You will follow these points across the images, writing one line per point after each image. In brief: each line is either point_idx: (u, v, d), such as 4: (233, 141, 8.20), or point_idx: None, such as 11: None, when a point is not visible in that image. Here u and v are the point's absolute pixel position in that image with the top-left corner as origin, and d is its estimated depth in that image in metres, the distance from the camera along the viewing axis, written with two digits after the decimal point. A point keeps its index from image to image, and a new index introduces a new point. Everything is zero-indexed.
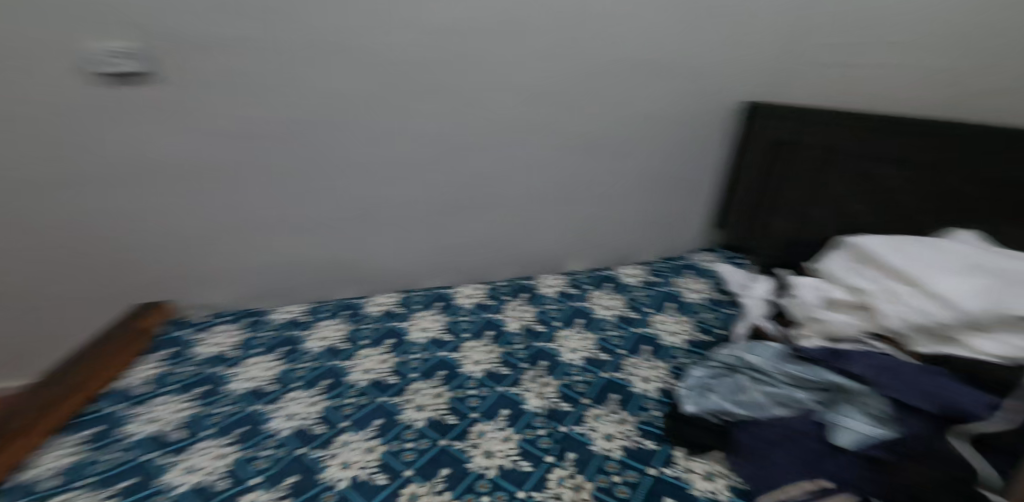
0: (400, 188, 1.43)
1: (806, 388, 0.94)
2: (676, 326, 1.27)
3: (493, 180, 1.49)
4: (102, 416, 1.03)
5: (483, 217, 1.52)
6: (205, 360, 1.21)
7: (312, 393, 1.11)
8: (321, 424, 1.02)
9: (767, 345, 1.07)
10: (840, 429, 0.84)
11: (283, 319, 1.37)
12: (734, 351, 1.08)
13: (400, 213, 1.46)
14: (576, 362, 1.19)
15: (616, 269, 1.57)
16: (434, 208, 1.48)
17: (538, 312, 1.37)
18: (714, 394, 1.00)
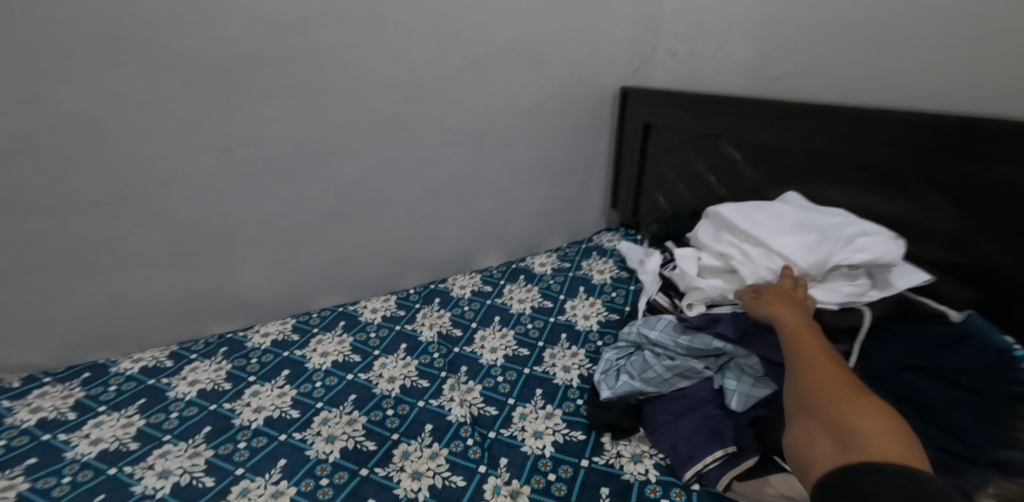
0: (269, 201, 1.21)
1: (699, 358, 0.98)
2: (590, 309, 1.27)
3: (377, 180, 1.30)
4: None
5: (371, 223, 1.34)
6: (31, 428, 1.02)
7: (196, 443, 0.98)
8: (211, 476, 0.92)
9: (658, 318, 1.07)
10: (731, 391, 0.90)
11: (148, 371, 1.17)
12: (636, 328, 1.08)
13: (270, 225, 1.24)
14: (497, 363, 1.15)
15: (526, 259, 1.54)
16: (313, 217, 1.27)
17: (451, 313, 1.31)
18: (625, 374, 1.03)
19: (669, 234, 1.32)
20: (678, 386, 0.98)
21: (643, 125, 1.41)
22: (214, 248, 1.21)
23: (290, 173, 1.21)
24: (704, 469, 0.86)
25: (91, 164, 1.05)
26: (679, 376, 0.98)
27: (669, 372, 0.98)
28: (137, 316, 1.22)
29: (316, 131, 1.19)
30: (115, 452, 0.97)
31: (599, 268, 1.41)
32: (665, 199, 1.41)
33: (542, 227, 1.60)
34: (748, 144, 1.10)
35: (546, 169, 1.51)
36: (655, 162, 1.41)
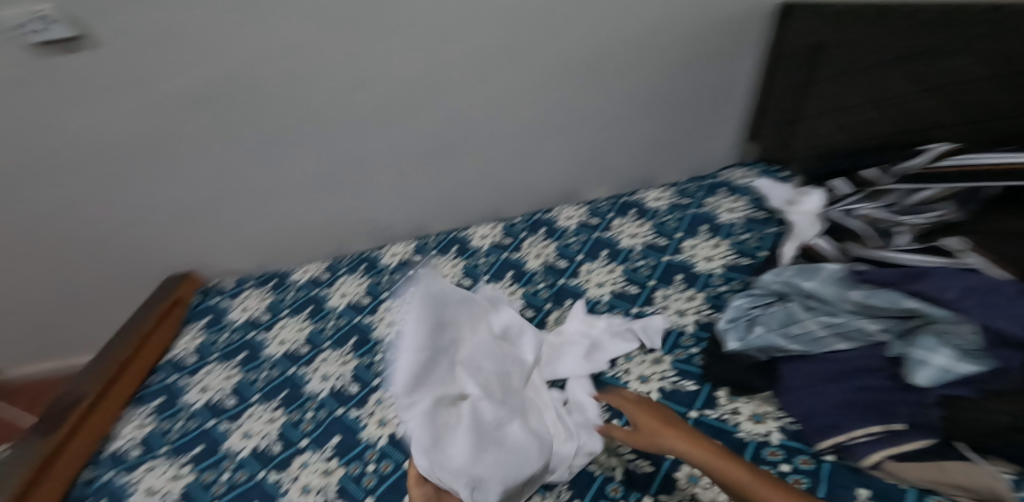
0: (368, 146, 1.18)
1: (874, 320, 0.80)
2: (713, 251, 1.11)
3: (475, 122, 1.19)
4: (166, 388, 1.11)
5: (473, 156, 1.24)
6: (242, 325, 1.21)
7: (344, 350, 1.09)
8: (358, 384, 1.02)
9: (819, 268, 0.89)
10: (918, 362, 0.72)
11: (301, 283, 1.29)
12: (783, 277, 0.92)
13: (374, 160, 1.20)
14: (602, 300, 1.07)
15: (640, 191, 1.34)
16: (417, 153, 1.21)
17: (559, 243, 1.22)
18: (760, 326, 0.89)
19: (845, 169, 1.07)
20: (834, 349, 0.82)
21: (812, 34, 1.09)
22: (325, 186, 1.23)
23: (388, 108, 1.12)
24: (848, 442, 0.74)
25: (212, 115, 1.09)
26: (837, 336, 0.82)
27: (824, 329, 0.83)
28: (265, 243, 1.32)
29: (410, 66, 1.07)
30: (292, 354, 1.11)
31: (730, 206, 1.20)
32: (838, 129, 1.10)
33: (665, 159, 1.38)
34: (950, 55, 0.88)
35: (673, 97, 1.26)
36: (826, 87, 1.10)
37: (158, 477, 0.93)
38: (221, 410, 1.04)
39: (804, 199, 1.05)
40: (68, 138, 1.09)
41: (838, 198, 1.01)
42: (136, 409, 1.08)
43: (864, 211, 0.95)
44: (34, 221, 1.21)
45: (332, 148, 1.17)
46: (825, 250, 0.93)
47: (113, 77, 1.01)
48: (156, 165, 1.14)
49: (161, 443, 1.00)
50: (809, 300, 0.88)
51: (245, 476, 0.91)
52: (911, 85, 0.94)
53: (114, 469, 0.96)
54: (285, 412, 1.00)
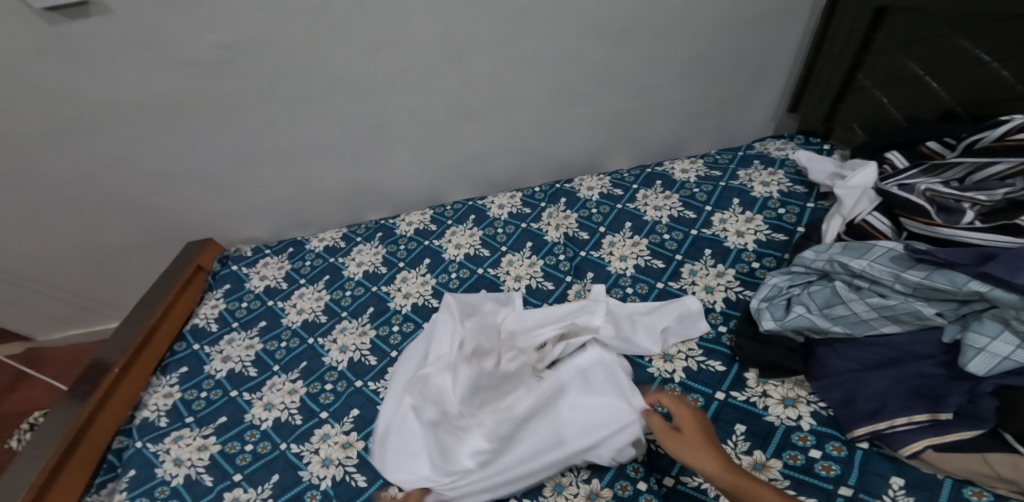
0: (385, 110, 1.13)
1: (928, 302, 0.77)
2: (745, 226, 1.06)
3: (499, 85, 1.12)
4: (189, 358, 1.10)
5: (494, 121, 1.19)
6: (261, 294, 1.20)
7: (360, 321, 1.08)
8: (375, 355, 1.01)
9: (869, 246, 0.84)
10: (976, 348, 0.70)
11: (316, 251, 1.26)
12: (828, 256, 0.87)
13: (393, 126, 1.16)
14: (626, 273, 1.03)
15: (667, 160, 1.28)
16: (437, 119, 1.16)
17: (581, 214, 1.17)
18: (799, 306, 0.86)
19: (899, 141, 0.98)
20: (882, 331, 0.80)
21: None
22: (341, 152, 1.20)
23: (408, 72, 1.07)
24: (888, 430, 0.73)
25: (223, 76, 1.03)
26: (886, 318, 0.80)
27: (871, 311, 0.80)
28: (278, 208, 1.29)
29: (433, 27, 1.01)
30: (310, 323, 1.10)
31: (764, 178, 1.14)
32: (896, 98, 1.01)
33: (696, 126, 1.30)
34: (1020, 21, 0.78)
35: (709, 63, 1.18)
36: (886, 53, 1.01)
37: (185, 447, 0.94)
38: (243, 379, 1.04)
39: (855, 172, 0.97)
40: (75, 108, 1.04)
41: (892, 172, 0.94)
42: (162, 378, 1.08)
43: (923, 187, 0.87)
44: (44, 191, 1.17)
45: (350, 113, 1.12)
46: (879, 227, 0.88)
47: (118, 43, 0.96)
48: (169, 133, 1.10)
49: (187, 413, 1.00)
50: (855, 280, 0.84)
51: (269, 447, 0.91)
52: (982, 53, 0.84)
53: (143, 438, 0.97)
54: (304, 384, 1.00)
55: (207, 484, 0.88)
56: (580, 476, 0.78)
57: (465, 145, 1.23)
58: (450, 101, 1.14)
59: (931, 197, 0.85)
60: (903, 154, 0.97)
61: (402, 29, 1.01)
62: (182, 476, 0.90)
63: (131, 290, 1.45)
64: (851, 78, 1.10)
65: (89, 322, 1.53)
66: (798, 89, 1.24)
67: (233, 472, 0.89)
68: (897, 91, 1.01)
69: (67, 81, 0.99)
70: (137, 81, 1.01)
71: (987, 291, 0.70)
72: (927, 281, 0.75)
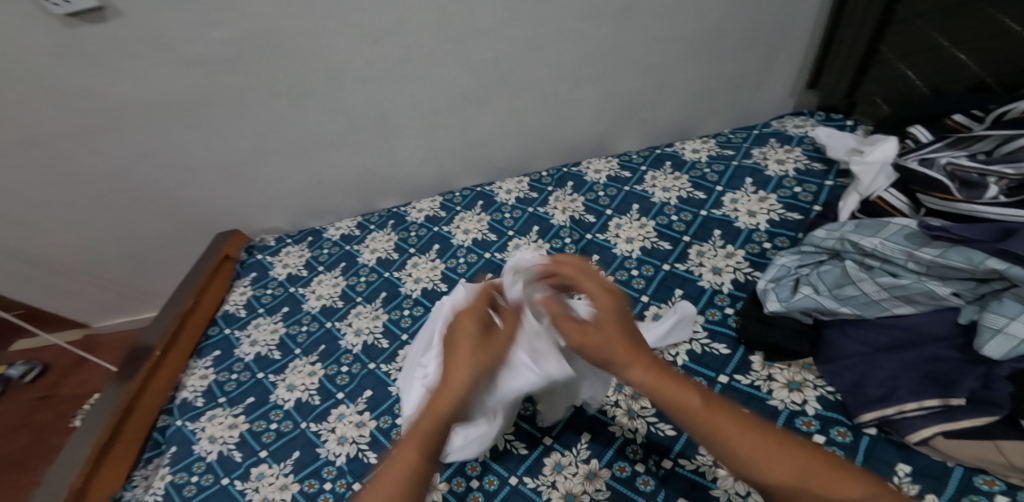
0: (390, 100, 1.15)
1: (943, 282, 0.74)
2: (757, 206, 1.03)
3: (500, 69, 1.12)
4: (222, 342, 1.18)
5: (498, 106, 1.19)
6: (284, 281, 1.26)
7: (374, 306, 1.12)
8: (387, 338, 1.05)
9: (882, 224, 0.81)
10: (993, 330, 0.67)
11: (333, 240, 1.31)
12: (839, 234, 0.84)
13: (398, 115, 1.18)
14: (631, 256, 1.02)
15: (679, 141, 1.25)
16: (441, 106, 1.17)
17: (587, 196, 1.16)
18: (807, 287, 0.84)
19: (925, 115, 0.93)
20: (895, 311, 0.77)
21: None
22: (351, 141, 1.23)
23: (409, 61, 1.08)
24: (897, 416, 0.70)
25: (235, 72, 1.07)
26: (898, 298, 0.77)
27: (882, 291, 0.78)
28: (296, 198, 1.34)
29: (430, 16, 1.02)
30: (328, 308, 1.16)
31: (779, 156, 1.10)
32: (921, 71, 0.96)
33: (709, 103, 1.26)
34: None
35: (719, 38, 1.14)
36: (911, 25, 0.95)
37: (218, 425, 1.01)
38: (268, 362, 1.10)
39: (875, 146, 0.93)
40: (101, 107, 1.11)
41: (915, 146, 0.90)
42: (198, 361, 1.16)
43: (943, 161, 0.83)
44: (82, 187, 1.26)
45: (355, 103, 1.15)
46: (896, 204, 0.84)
47: (135, 44, 1.01)
48: (189, 128, 1.16)
49: (219, 393, 1.07)
50: (867, 258, 0.82)
51: (291, 426, 0.97)
52: (1011, 23, 0.78)
53: (183, 416, 1.05)
54: (322, 366, 1.05)
55: (237, 459, 0.95)
56: (579, 456, 0.80)
57: (470, 131, 1.23)
58: (453, 88, 1.14)
59: (952, 172, 0.81)
60: (928, 128, 0.91)
61: (400, 19, 1.02)
62: (216, 451, 0.97)
63: (169, 278, 1.55)
64: (871, 50, 1.05)
65: (136, 309, 1.65)
66: (818, 61, 1.18)
67: (259, 449, 0.96)
68: (923, 62, 0.95)
69: (93, 84, 1.06)
70: (156, 81, 1.07)
71: (1004, 270, 0.67)
72: (938, 259, 0.72)
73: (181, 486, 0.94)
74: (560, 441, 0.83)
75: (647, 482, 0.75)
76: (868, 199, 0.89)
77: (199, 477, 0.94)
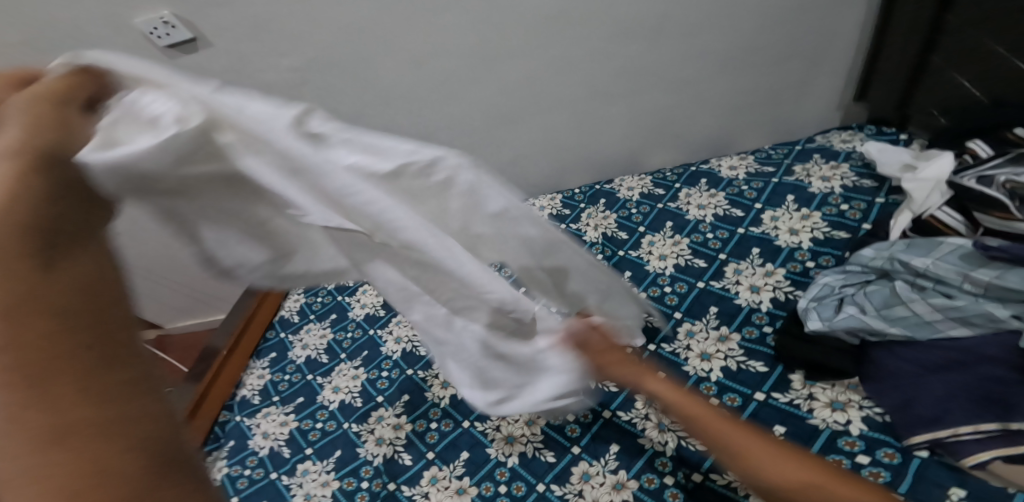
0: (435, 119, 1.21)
1: (1003, 304, 0.70)
2: (800, 223, 1.00)
3: (539, 88, 1.16)
4: (278, 345, 1.26)
5: (536, 124, 1.23)
6: (333, 290, 1.34)
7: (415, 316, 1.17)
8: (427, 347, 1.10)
9: (934, 243, 0.78)
10: None
11: None
12: (887, 254, 0.82)
13: (441, 135, 1.24)
14: (665, 272, 1.02)
15: (718, 158, 1.24)
16: (480, 124, 1.22)
17: (622, 213, 1.17)
18: (851, 307, 0.80)
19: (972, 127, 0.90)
20: (949, 334, 0.73)
21: None
22: None
23: (453, 82, 1.14)
24: (950, 438, 0.66)
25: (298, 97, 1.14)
26: (953, 320, 0.73)
27: (935, 312, 0.74)
28: None
29: (473, 39, 1.08)
30: (372, 317, 1.22)
31: (824, 173, 1.07)
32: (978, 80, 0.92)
33: (749, 120, 1.25)
34: None
35: (760, 53, 1.14)
36: (958, 36, 0.93)
37: (271, 422, 1.08)
38: (317, 365, 1.17)
39: (929, 162, 0.90)
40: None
41: (974, 162, 0.84)
42: (256, 362, 1.24)
43: (1002, 178, 0.76)
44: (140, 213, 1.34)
45: (402, 123, 1.21)
46: (948, 223, 0.80)
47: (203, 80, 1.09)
48: None
49: (274, 393, 1.15)
50: (919, 279, 0.78)
51: (334, 426, 1.02)
52: None
53: (241, 413, 1.13)
54: (365, 371, 1.11)
55: (285, 455, 1.00)
56: (607, 466, 0.81)
57: (509, 148, 1.27)
58: (494, 107, 1.19)
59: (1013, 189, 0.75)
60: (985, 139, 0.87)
61: (447, 42, 1.08)
62: (267, 447, 1.04)
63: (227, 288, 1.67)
64: (923, 62, 1.02)
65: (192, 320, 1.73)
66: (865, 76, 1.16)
67: (306, 446, 1.01)
68: (973, 72, 0.92)
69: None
70: None
71: None
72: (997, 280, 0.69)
73: (235, 479, 1.00)
74: (588, 451, 0.83)
75: (675, 495, 0.75)
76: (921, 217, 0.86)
77: (251, 470, 1.00)
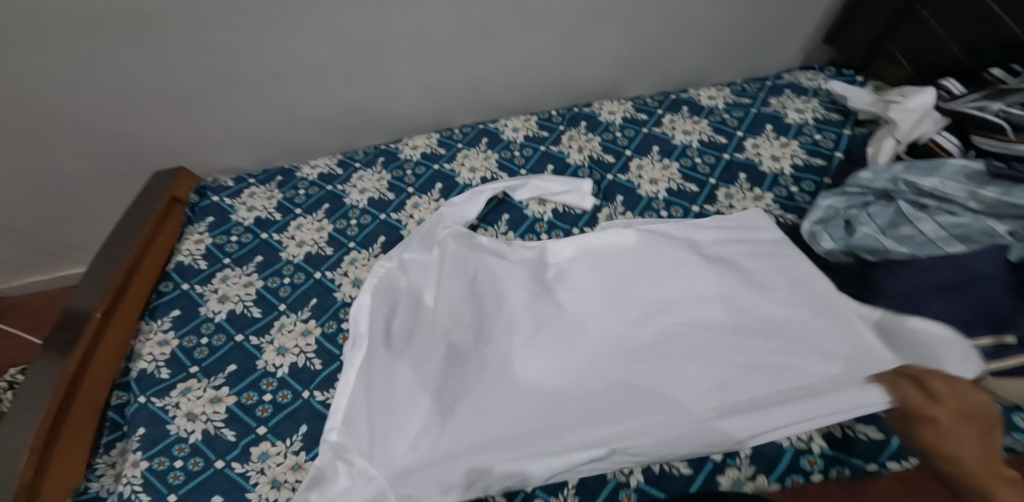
0: (396, 23, 0.99)
1: (1001, 220, 0.74)
2: (780, 151, 1.02)
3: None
4: (182, 298, 0.88)
5: (513, 39, 1.07)
6: (252, 226, 0.99)
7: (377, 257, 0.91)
8: None
9: (940, 165, 0.81)
10: None
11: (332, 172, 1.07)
12: (891, 175, 0.84)
13: (396, 43, 1.02)
14: (658, 197, 0.96)
15: (691, 87, 1.22)
16: (446, 34, 1.03)
17: (601, 138, 1.08)
18: (862, 225, 0.81)
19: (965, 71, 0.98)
20: (949, 250, 0.75)
21: None
22: (338, 72, 1.04)
23: None
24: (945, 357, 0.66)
25: None
26: (955, 238, 0.75)
27: (939, 230, 0.76)
28: (260, 134, 1.12)
29: None
30: (315, 257, 0.92)
31: (799, 105, 1.11)
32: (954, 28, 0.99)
33: (725, 52, 1.25)
34: None
35: None
36: None
37: (196, 400, 0.74)
38: (247, 322, 0.84)
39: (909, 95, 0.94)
40: (29, 27, 0.87)
41: (952, 98, 0.91)
42: (153, 323, 0.85)
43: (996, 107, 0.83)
44: None
45: (352, 27, 0.98)
46: (948, 146, 0.86)
47: None
48: (127, 46, 0.92)
49: (189, 362, 0.79)
50: (921, 199, 0.81)
51: (291, 396, 0.74)
52: None
53: (145, 392, 0.75)
54: (321, 323, 0.83)
55: (230, 439, 0.70)
56: None
57: (482, 66, 1.10)
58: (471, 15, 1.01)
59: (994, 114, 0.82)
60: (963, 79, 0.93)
61: None
62: (200, 430, 0.71)
63: (87, 229, 1.26)
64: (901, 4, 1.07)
65: (54, 268, 1.34)
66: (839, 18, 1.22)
67: (256, 425, 0.71)
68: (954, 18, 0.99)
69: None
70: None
71: None
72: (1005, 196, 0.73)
73: (164, 474, 0.67)
74: None
75: None
76: (915, 142, 0.91)
77: (183, 462, 0.68)
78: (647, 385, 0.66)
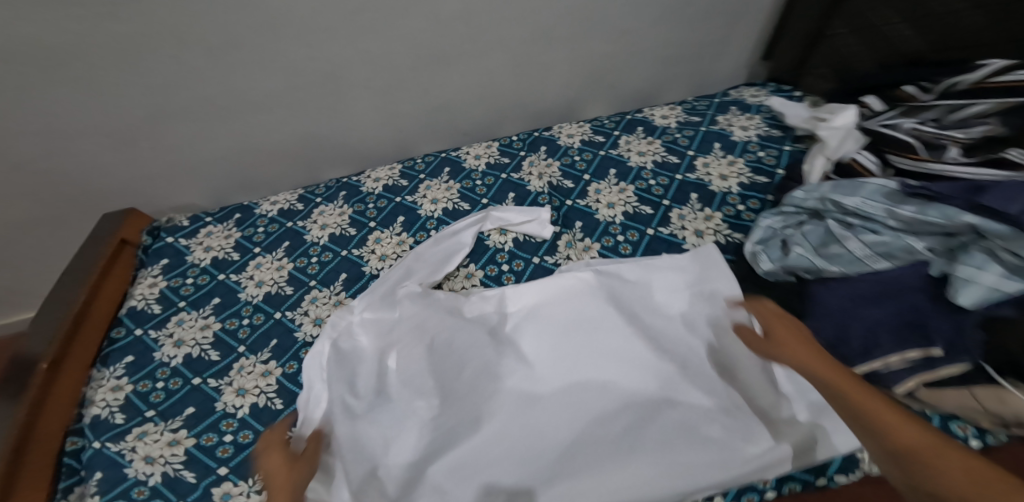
0: (345, 54, 1.01)
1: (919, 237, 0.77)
2: (728, 169, 1.07)
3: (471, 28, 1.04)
4: (135, 344, 0.86)
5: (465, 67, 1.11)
6: (208, 267, 0.98)
7: (338, 295, 0.91)
8: None
9: (859, 184, 0.85)
10: (966, 280, 0.70)
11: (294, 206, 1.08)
12: (818, 195, 0.88)
13: (349, 73, 1.04)
14: (614, 221, 1.00)
15: (643, 109, 1.27)
16: (398, 63, 1.05)
17: (558, 164, 1.11)
18: (797, 246, 0.85)
19: (875, 85, 1.01)
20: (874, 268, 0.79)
21: None
22: (291, 102, 1.05)
23: (368, 9, 0.95)
24: (883, 370, 0.73)
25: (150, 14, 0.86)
26: (879, 255, 0.79)
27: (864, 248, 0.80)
28: (221, 169, 1.12)
29: None
30: (275, 296, 0.92)
31: (744, 124, 1.17)
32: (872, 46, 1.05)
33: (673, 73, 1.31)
34: None
35: (685, 9, 1.18)
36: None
37: (154, 444, 0.73)
38: (203, 366, 0.83)
39: (836, 114, 1.00)
40: None
41: (872, 114, 0.98)
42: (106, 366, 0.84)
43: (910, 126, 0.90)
44: None
45: (302, 59, 0.99)
46: (867, 164, 0.90)
47: None
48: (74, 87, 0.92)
49: (144, 406, 0.78)
50: (847, 217, 0.85)
51: (251, 436, 0.74)
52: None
53: (100, 437, 0.75)
54: (281, 362, 0.83)
55: (190, 482, 0.70)
56: None
57: (437, 93, 1.13)
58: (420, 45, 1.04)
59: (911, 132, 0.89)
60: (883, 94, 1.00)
61: None
62: (159, 474, 0.71)
63: (50, 269, 1.24)
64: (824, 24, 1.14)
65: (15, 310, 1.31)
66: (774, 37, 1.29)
67: (216, 467, 0.71)
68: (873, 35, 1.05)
69: None
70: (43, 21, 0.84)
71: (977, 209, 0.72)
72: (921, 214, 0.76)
73: None
74: None
75: None
76: (838, 161, 0.95)
77: None
78: (602, 447, 0.69)
